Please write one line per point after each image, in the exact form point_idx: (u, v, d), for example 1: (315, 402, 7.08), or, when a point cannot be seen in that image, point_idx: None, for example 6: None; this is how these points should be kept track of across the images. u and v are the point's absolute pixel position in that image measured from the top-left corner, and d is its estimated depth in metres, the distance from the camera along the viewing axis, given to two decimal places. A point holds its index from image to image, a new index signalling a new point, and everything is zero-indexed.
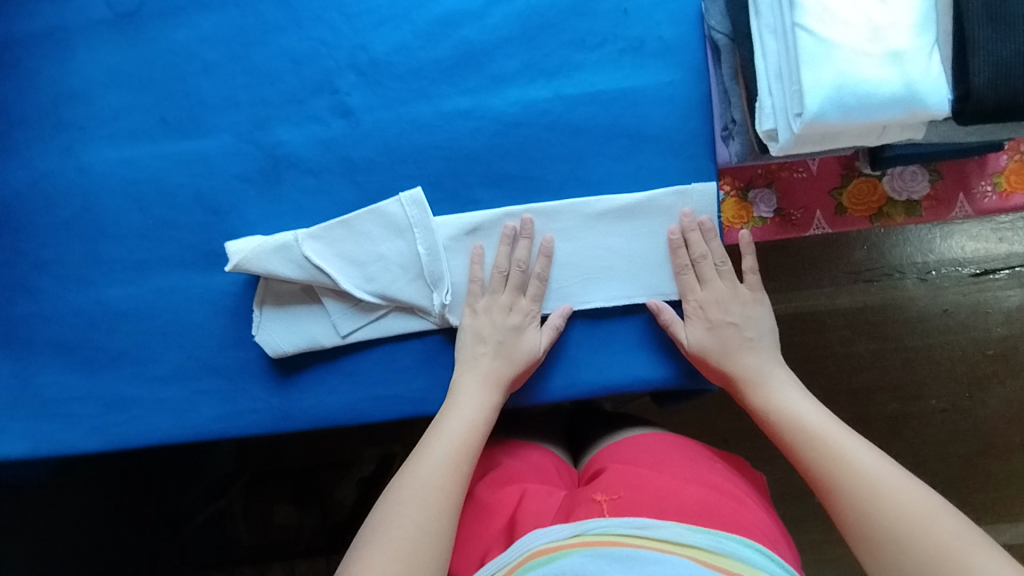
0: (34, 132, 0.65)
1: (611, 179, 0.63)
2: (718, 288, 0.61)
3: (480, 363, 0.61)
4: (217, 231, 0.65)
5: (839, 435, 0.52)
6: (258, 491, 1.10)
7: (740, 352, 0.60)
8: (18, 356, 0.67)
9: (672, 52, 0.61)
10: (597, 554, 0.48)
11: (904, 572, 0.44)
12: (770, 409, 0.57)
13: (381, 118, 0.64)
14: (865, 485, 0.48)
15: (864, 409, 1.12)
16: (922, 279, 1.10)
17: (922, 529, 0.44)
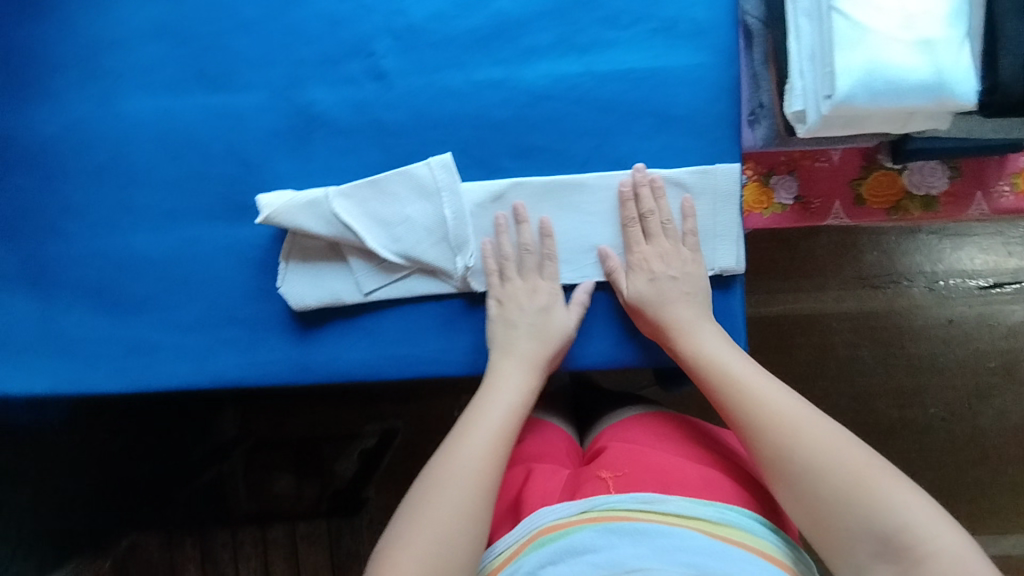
0: (70, 76, 0.66)
1: (635, 156, 0.63)
2: (662, 245, 0.62)
3: (518, 345, 0.62)
4: (248, 184, 0.66)
5: (758, 381, 0.55)
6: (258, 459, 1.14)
7: (677, 302, 0.61)
8: (42, 296, 0.68)
9: (705, 34, 0.62)
10: (608, 529, 0.51)
11: (820, 497, 0.48)
12: (695, 357, 0.59)
13: (413, 83, 0.64)
14: (783, 425, 0.52)
15: (864, 413, 1.12)
16: (930, 289, 1.12)
17: (834, 460, 0.48)
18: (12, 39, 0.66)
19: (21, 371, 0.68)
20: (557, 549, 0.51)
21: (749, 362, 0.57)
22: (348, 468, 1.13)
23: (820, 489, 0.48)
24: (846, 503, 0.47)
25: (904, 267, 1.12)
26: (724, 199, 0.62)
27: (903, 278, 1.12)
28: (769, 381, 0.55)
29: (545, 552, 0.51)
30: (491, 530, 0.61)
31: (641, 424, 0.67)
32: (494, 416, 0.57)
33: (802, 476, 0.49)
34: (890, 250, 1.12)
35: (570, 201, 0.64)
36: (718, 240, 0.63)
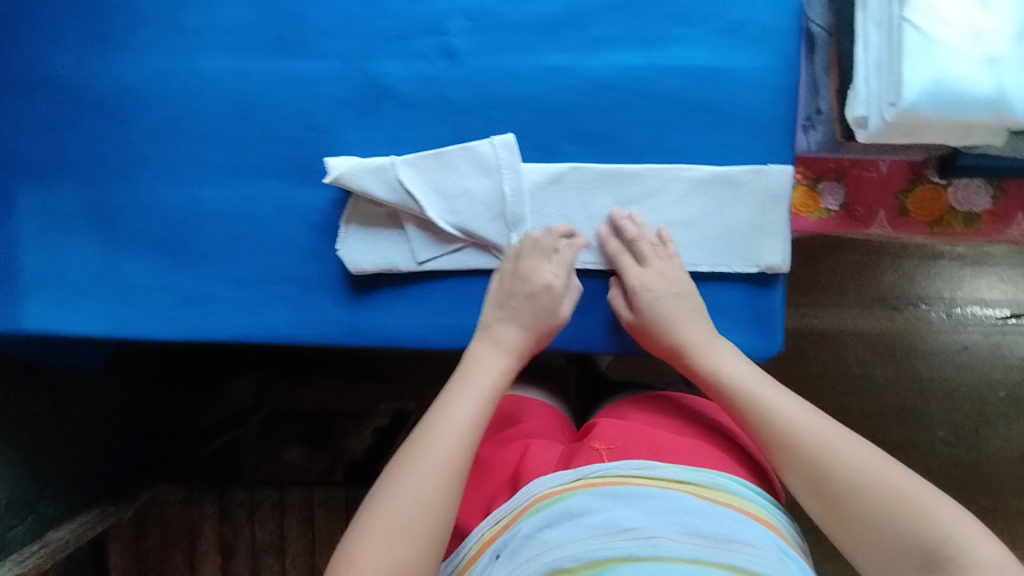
0: (153, 30, 0.68)
1: (691, 150, 0.66)
2: (661, 266, 0.64)
3: (496, 331, 0.64)
4: (313, 149, 0.68)
5: (780, 398, 0.58)
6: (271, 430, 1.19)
7: (686, 320, 0.64)
8: (106, 240, 0.70)
9: (770, 38, 0.64)
10: (602, 493, 0.55)
11: (865, 515, 0.51)
12: (714, 372, 0.62)
13: (483, 63, 0.66)
14: (817, 445, 0.55)
15: (871, 431, 1.14)
16: (947, 315, 1.14)
17: (873, 477, 0.52)
18: None
19: (80, 311, 0.71)
20: (555, 512, 0.54)
21: (762, 377, 0.60)
22: (359, 444, 1.15)
23: (863, 506, 0.51)
24: (890, 519, 0.50)
25: (922, 290, 1.14)
26: (775, 199, 0.64)
27: (921, 301, 1.14)
28: (787, 398, 0.58)
29: (542, 516, 0.54)
30: (490, 500, 0.62)
31: (635, 403, 0.70)
32: (467, 409, 0.59)
33: (841, 493, 0.53)
34: (910, 273, 1.14)
35: (625, 190, 0.66)
36: (766, 238, 0.65)
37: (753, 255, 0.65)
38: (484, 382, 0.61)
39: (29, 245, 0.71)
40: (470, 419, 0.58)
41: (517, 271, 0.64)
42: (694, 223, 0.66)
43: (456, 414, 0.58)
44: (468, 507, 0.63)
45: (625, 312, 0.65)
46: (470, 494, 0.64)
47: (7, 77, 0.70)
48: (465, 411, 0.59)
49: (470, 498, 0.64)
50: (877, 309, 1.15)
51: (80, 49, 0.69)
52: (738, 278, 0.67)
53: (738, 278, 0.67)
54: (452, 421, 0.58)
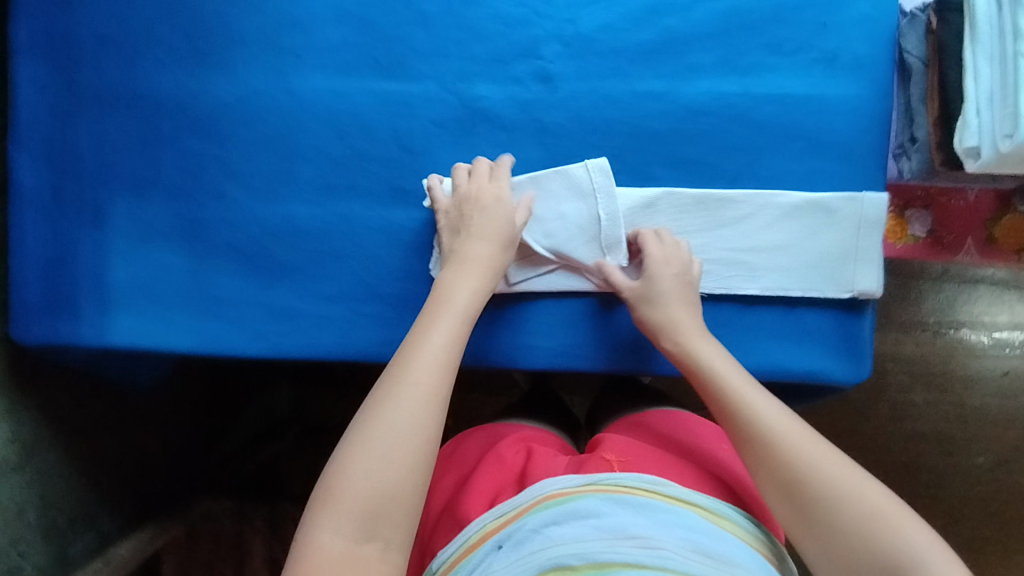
0: (252, 51, 0.70)
1: (785, 176, 0.66)
2: (668, 249, 0.64)
3: (463, 251, 0.62)
4: (408, 170, 0.69)
5: (764, 401, 0.57)
6: (309, 443, 1.14)
7: (677, 302, 0.63)
8: (196, 254, 0.71)
9: (864, 68, 0.65)
10: (612, 499, 0.54)
11: (835, 530, 0.50)
12: (700, 366, 0.60)
13: (578, 88, 0.67)
14: (794, 459, 0.53)
15: (914, 458, 1.13)
16: (990, 340, 1.14)
17: (853, 495, 0.50)
18: (201, 11, 0.71)
19: (168, 324, 0.71)
20: (563, 511, 0.53)
21: (750, 382, 0.59)
22: None
23: (835, 520, 0.50)
24: (862, 532, 0.49)
25: (963, 313, 1.14)
26: (869, 226, 0.65)
27: (963, 325, 1.14)
28: (768, 400, 0.57)
29: (549, 513, 0.53)
30: (494, 493, 0.61)
31: (645, 424, 0.71)
32: (445, 332, 0.57)
33: (818, 503, 0.51)
34: (951, 297, 1.14)
35: (718, 214, 0.66)
36: (858, 263, 0.65)
37: (845, 281, 0.66)
38: (455, 302, 0.59)
39: (120, 258, 0.72)
40: (449, 342, 0.57)
41: (470, 200, 0.64)
42: (786, 248, 0.66)
43: (434, 339, 0.56)
44: (472, 498, 0.60)
45: (626, 284, 0.64)
46: (473, 488, 0.62)
47: (107, 93, 0.72)
48: (443, 338, 0.57)
49: (474, 489, 0.62)
50: (920, 333, 1.14)
51: (180, 68, 0.71)
52: (828, 303, 0.67)
53: (827, 304, 0.67)
54: (433, 347, 0.56)
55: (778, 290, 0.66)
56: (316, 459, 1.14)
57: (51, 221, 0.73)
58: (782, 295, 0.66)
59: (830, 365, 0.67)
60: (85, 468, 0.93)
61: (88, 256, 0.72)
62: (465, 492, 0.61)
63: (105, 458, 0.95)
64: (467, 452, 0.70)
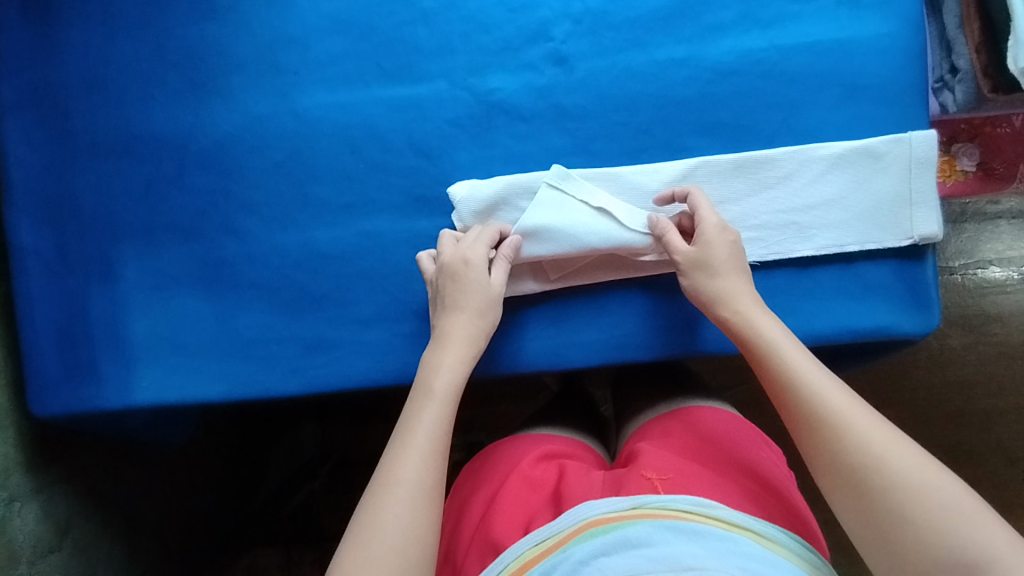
0: (250, 75, 0.67)
1: (824, 128, 0.63)
2: (706, 219, 0.59)
3: (441, 328, 0.58)
4: (428, 175, 0.66)
5: (822, 380, 0.51)
6: (343, 477, 1.06)
7: (731, 278, 0.57)
8: (218, 296, 0.67)
9: (891, 4, 0.63)
10: (663, 525, 0.49)
11: (900, 527, 0.44)
12: (754, 339, 0.55)
13: (596, 65, 0.64)
14: (856, 449, 0.47)
15: (960, 404, 1.09)
16: (1020, 274, 1.09)
17: (920, 491, 0.44)
18: (190, 40, 0.68)
19: (197, 374, 0.67)
20: (612, 541, 0.49)
21: (813, 362, 0.53)
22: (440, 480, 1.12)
23: (901, 517, 0.44)
24: (927, 526, 0.43)
25: (988, 251, 1.10)
26: (920, 166, 0.62)
27: (990, 262, 1.10)
28: (827, 378, 0.52)
29: (596, 542, 0.49)
30: (526, 520, 0.56)
31: (676, 426, 0.65)
32: (445, 380, 0.55)
33: (878, 495, 0.46)
34: (974, 236, 1.11)
35: (761, 176, 0.63)
36: (914, 207, 0.62)
37: (903, 227, 0.62)
38: (436, 387, 0.55)
39: (138, 310, 0.68)
40: (434, 434, 0.53)
41: (445, 269, 0.60)
42: (837, 201, 0.63)
43: (419, 433, 0.52)
44: (502, 522, 0.56)
45: (682, 248, 0.59)
46: (505, 512, 0.57)
47: (102, 139, 0.69)
48: (444, 388, 0.55)
49: (503, 512, 0.57)
50: (946, 277, 1.10)
51: (175, 102, 0.68)
52: (886, 255, 0.63)
53: (886, 256, 0.63)
54: (420, 438, 0.52)
55: (834, 247, 0.63)
56: (351, 493, 1.06)
57: (58, 282, 0.69)
58: (839, 251, 0.63)
59: (901, 319, 0.63)
60: (126, 538, 0.88)
61: (104, 314, 0.68)
62: (493, 514, 0.57)
63: (145, 524, 0.91)
64: (491, 469, 0.65)
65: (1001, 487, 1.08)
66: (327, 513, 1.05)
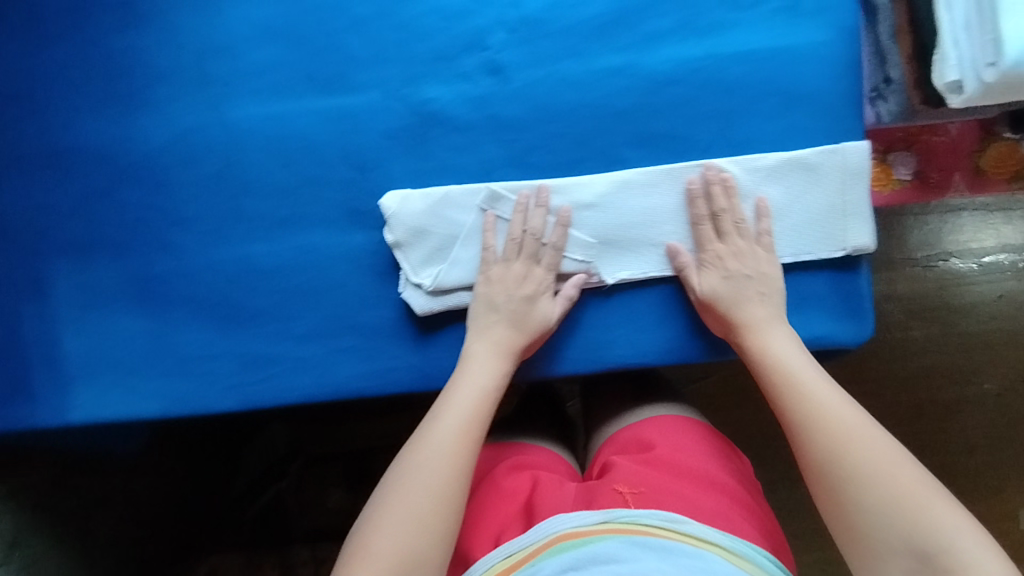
0: (177, 85, 0.65)
1: (760, 138, 0.63)
2: (737, 243, 0.61)
3: (492, 331, 0.61)
4: (363, 188, 0.65)
5: (820, 389, 0.55)
6: (315, 474, 1.07)
7: (750, 302, 0.60)
8: (153, 313, 0.66)
9: (826, 13, 0.62)
10: (632, 541, 0.50)
11: (871, 513, 0.47)
12: (763, 356, 0.58)
13: (532, 75, 0.64)
14: (841, 443, 0.51)
15: (919, 396, 1.11)
16: (979, 266, 1.10)
17: (892, 480, 0.47)
18: (115, 49, 0.66)
19: (133, 391, 0.66)
20: (581, 556, 0.49)
21: (812, 368, 0.56)
22: None
23: (873, 505, 0.47)
24: (887, 520, 0.47)
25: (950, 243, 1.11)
26: (853, 177, 0.61)
27: (951, 255, 1.10)
28: (830, 389, 0.55)
29: (565, 558, 0.50)
30: (497, 531, 0.58)
31: (657, 439, 0.65)
32: (479, 379, 0.58)
33: (842, 486, 0.49)
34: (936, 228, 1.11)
35: (696, 188, 0.63)
36: (848, 218, 0.62)
37: (837, 239, 0.62)
38: (471, 389, 0.58)
39: (72, 328, 0.67)
40: (460, 441, 0.54)
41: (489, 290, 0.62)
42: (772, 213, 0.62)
43: (446, 428, 0.55)
44: (476, 537, 0.58)
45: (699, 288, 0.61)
46: (477, 521, 0.59)
47: (29, 153, 0.67)
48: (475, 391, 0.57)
49: (475, 525, 0.59)
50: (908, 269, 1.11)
51: (101, 116, 0.66)
52: (821, 266, 0.63)
53: (821, 266, 0.63)
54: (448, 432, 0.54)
55: None
56: (320, 488, 1.07)
57: None
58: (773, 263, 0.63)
59: (833, 332, 0.63)
60: None
61: (37, 332, 0.67)
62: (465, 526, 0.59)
63: (99, 536, 0.91)
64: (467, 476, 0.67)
65: (957, 476, 1.10)
66: (296, 511, 1.06)
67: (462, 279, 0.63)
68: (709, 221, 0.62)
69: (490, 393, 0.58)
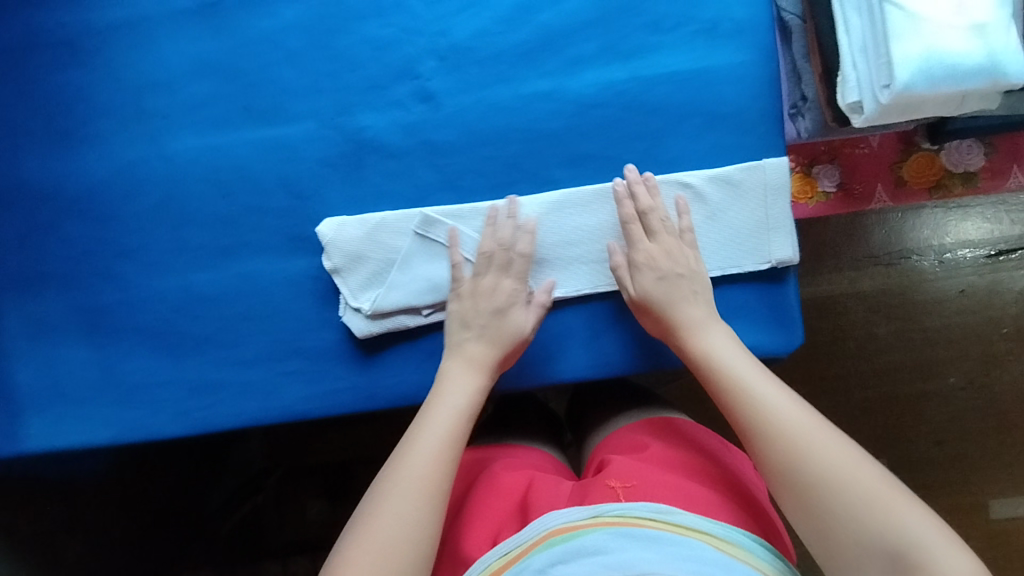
0: (116, 120, 0.67)
1: (686, 156, 0.64)
2: (667, 242, 0.62)
3: (467, 347, 0.61)
4: (302, 215, 0.66)
5: (767, 386, 0.54)
6: (289, 489, 1.09)
7: (684, 303, 0.60)
8: (101, 343, 0.68)
9: (744, 33, 0.64)
10: (619, 533, 0.51)
11: (834, 514, 0.47)
12: (708, 356, 0.58)
13: (462, 101, 0.65)
14: (795, 440, 0.50)
15: (885, 391, 1.09)
16: (940, 264, 1.08)
17: (851, 478, 0.47)
18: (54, 87, 0.67)
19: (84, 420, 0.67)
20: (569, 550, 0.50)
21: (757, 368, 0.56)
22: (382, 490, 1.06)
23: (834, 506, 0.47)
24: (853, 519, 0.46)
25: (912, 242, 1.08)
26: (775, 192, 0.63)
27: (912, 253, 1.08)
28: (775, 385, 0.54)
29: (554, 551, 0.50)
30: (496, 532, 0.58)
31: (653, 442, 0.66)
32: (462, 389, 0.58)
33: (804, 490, 0.49)
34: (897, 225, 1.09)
35: None
36: (772, 232, 0.64)
37: (762, 252, 0.64)
38: (451, 398, 0.58)
39: (22, 360, 0.68)
40: (434, 464, 0.53)
41: (463, 307, 0.62)
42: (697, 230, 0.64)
43: (429, 437, 0.55)
44: (472, 534, 0.58)
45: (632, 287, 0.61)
46: (474, 519, 0.59)
47: None
48: (457, 397, 0.58)
49: (474, 526, 0.59)
50: (870, 268, 1.09)
51: (44, 152, 0.68)
52: (749, 279, 0.65)
53: (749, 279, 0.65)
54: (432, 439, 0.54)
55: None
56: (297, 504, 1.08)
57: None
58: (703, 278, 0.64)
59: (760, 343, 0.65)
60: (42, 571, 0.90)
61: None
62: (465, 527, 0.59)
63: (67, 558, 0.93)
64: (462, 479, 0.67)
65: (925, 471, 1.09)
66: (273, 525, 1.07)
67: (401, 303, 0.64)
68: (637, 220, 0.62)
69: (463, 414, 0.57)
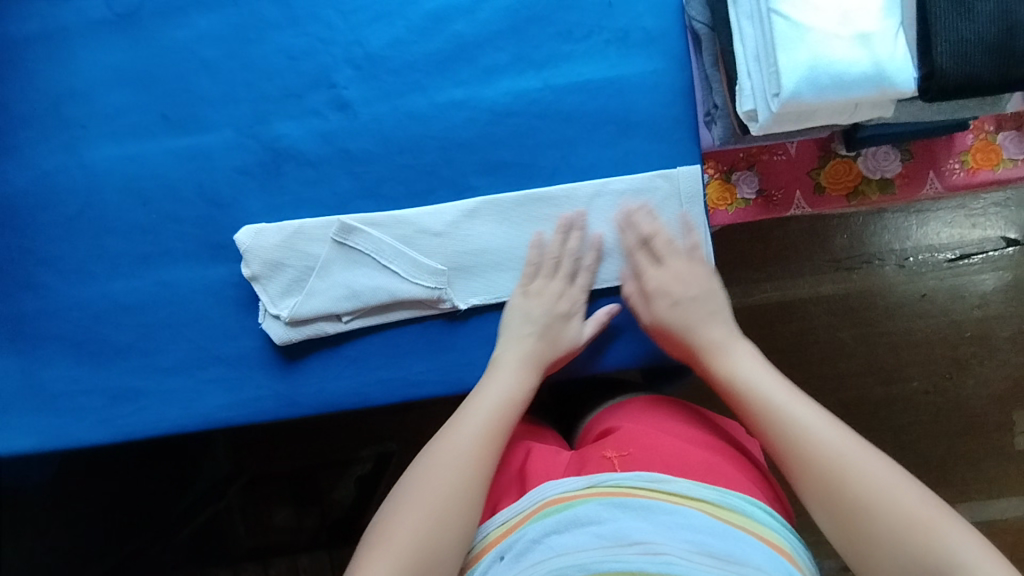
0: (35, 130, 0.67)
1: (600, 164, 0.65)
2: (672, 271, 0.62)
3: (525, 342, 0.61)
4: (222, 224, 0.67)
5: (801, 409, 0.53)
6: (257, 493, 1.05)
7: (703, 324, 0.60)
8: (22, 352, 0.68)
9: (655, 42, 0.64)
10: (612, 503, 0.50)
11: (875, 538, 0.47)
12: (735, 381, 0.57)
13: (378, 109, 0.66)
14: (834, 461, 0.50)
15: (853, 395, 1.07)
16: (901, 267, 1.07)
17: (893, 502, 0.47)
18: None
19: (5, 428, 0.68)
20: (563, 520, 0.49)
21: (786, 387, 0.55)
22: (346, 494, 1.04)
23: (877, 531, 0.47)
24: (901, 547, 0.46)
25: (873, 246, 1.07)
26: (689, 200, 0.63)
27: (874, 258, 1.07)
28: (811, 406, 0.53)
29: (547, 522, 0.49)
30: (495, 499, 0.57)
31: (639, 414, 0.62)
32: (503, 384, 0.59)
33: (846, 518, 0.48)
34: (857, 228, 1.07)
35: (539, 213, 0.64)
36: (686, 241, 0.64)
37: None
38: (487, 402, 0.57)
39: None
40: (471, 451, 0.54)
41: (513, 310, 0.63)
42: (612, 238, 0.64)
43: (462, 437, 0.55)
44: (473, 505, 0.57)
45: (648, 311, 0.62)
46: None
47: None
48: (491, 398, 0.58)
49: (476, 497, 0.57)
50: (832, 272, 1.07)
51: None
52: None
53: None
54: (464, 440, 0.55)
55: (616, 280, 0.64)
56: (264, 508, 1.06)
57: None
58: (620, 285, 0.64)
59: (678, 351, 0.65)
60: None
61: None
62: None
63: None
64: None
65: None
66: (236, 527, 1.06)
67: (318, 309, 0.64)
68: (644, 247, 0.63)
69: (517, 402, 0.58)
